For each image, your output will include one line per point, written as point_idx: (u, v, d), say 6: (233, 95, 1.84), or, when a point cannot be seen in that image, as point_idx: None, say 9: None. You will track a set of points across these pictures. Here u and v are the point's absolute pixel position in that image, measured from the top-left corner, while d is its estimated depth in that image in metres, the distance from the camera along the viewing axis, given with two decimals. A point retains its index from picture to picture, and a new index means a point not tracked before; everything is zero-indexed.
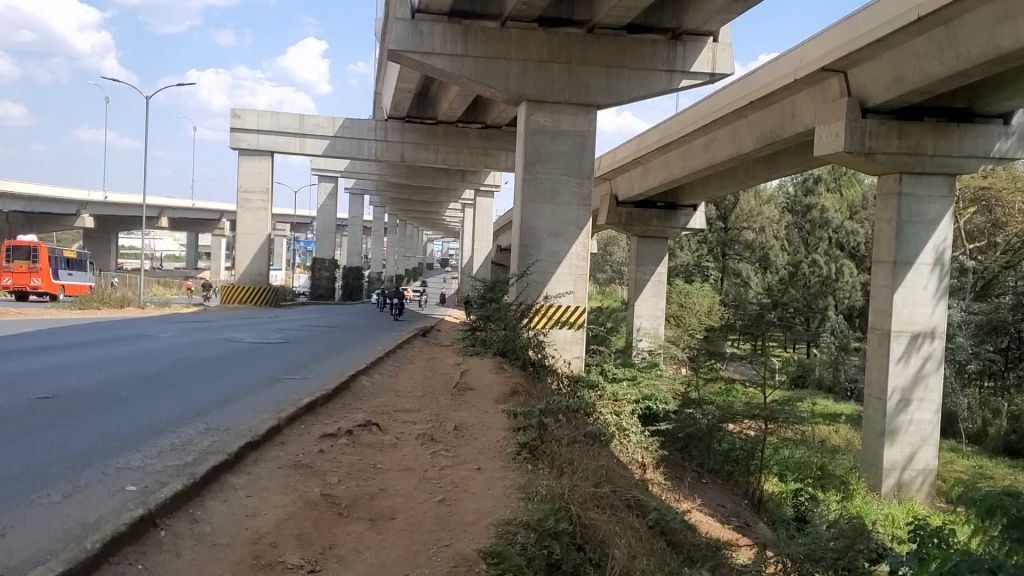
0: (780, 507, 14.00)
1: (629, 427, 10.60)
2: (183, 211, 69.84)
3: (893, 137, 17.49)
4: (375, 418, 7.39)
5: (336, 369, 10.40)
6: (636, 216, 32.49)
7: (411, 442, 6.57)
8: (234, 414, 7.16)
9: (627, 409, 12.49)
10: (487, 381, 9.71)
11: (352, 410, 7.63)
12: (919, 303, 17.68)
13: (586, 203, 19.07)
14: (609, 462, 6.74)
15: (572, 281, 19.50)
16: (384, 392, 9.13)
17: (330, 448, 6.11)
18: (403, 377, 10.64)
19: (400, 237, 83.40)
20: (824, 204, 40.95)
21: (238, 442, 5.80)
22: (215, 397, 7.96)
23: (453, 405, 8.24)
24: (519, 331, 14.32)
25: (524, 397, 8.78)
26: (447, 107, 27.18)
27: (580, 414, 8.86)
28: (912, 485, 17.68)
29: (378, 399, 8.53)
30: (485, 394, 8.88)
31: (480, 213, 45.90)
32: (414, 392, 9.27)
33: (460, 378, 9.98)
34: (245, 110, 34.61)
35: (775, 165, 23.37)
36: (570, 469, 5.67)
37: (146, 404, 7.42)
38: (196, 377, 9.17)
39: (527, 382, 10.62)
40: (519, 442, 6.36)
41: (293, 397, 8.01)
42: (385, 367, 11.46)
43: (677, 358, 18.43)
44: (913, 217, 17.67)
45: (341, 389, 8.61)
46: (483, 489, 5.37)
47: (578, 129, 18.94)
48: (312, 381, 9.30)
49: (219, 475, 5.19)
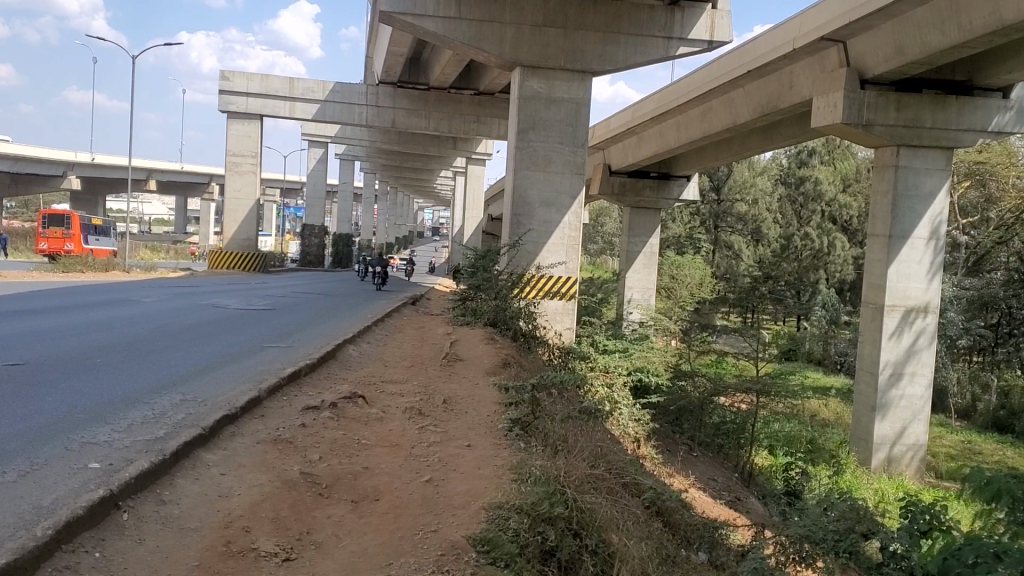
0: (770, 482, 13.89)
1: (621, 400, 10.44)
2: (172, 174, 69.18)
3: (891, 109, 17.26)
4: (361, 389, 7.19)
5: (321, 338, 10.19)
6: (629, 186, 32.20)
7: (398, 416, 6.37)
8: (212, 384, 6.94)
9: (619, 382, 12.32)
10: (478, 353, 9.51)
11: (337, 381, 7.42)
12: (913, 278, 17.51)
13: (579, 172, 18.82)
14: (603, 438, 6.56)
15: (564, 251, 19.28)
16: (372, 362, 8.93)
17: (312, 422, 5.91)
18: (392, 347, 10.43)
19: (391, 204, 82.90)
20: (817, 176, 40.50)
21: (215, 415, 5.59)
22: (194, 367, 7.75)
23: (442, 377, 8.04)
24: (510, 301, 14.11)
25: (516, 370, 8.60)
26: (440, 72, 26.80)
27: (573, 387, 8.69)
28: (902, 460, 17.63)
29: (366, 369, 8.33)
30: (476, 366, 8.69)
31: (472, 181, 45.54)
32: (403, 362, 9.06)
33: (450, 348, 9.77)
34: (234, 72, 34.20)
35: (771, 136, 23.12)
36: (564, 448, 5.50)
37: (121, 373, 7.20)
38: (176, 345, 8.95)
39: (519, 354, 10.43)
40: (510, 418, 6.18)
41: (276, 367, 7.80)
42: (373, 336, 11.25)
43: (668, 330, 18.27)
44: (910, 191, 17.47)
45: (327, 358, 8.41)
46: (472, 468, 5.18)
47: (573, 96, 18.56)
48: (296, 350, 9.09)
49: (192, 452, 4.99)
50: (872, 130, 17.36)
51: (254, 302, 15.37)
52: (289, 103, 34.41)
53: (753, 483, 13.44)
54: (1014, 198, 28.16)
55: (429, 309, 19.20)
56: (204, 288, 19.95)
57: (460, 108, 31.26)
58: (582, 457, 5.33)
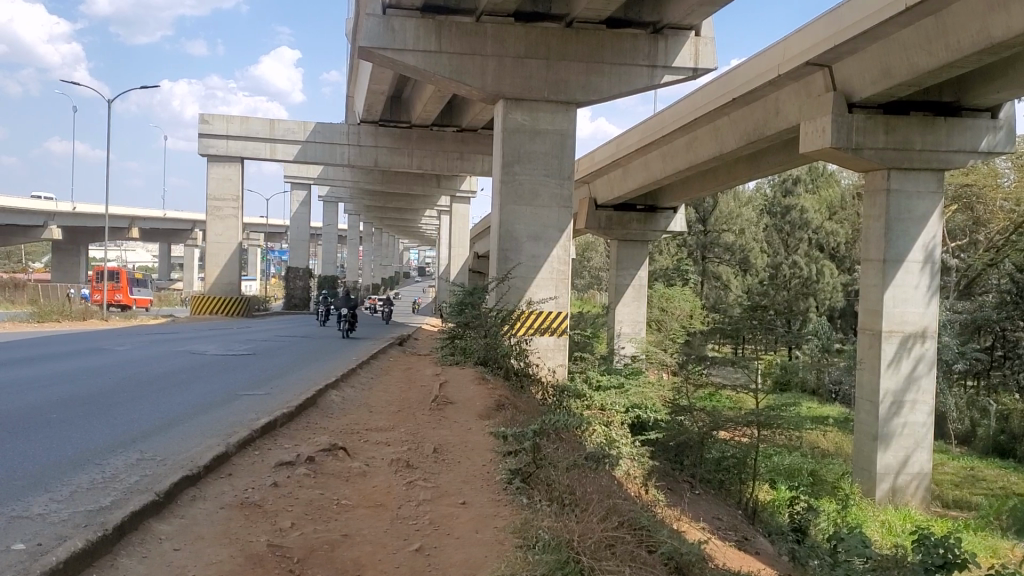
0: (775, 519, 13.41)
1: (619, 440, 10.01)
2: (154, 221, 68.72)
3: (880, 132, 16.98)
4: (344, 440, 6.71)
5: (300, 384, 9.71)
6: (615, 219, 32.03)
7: (383, 469, 5.90)
8: (175, 440, 6.46)
9: (616, 421, 11.86)
10: (470, 394, 9.04)
11: (315, 431, 6.94)
12: (910, 303, 17.17)
13: (566, 205, 18.49)
14: (610, 485, 6.10)
15: (553, 286, 18.86)
16: (356, 408, 8.45)
17: (286, 481, 5.44)
18: (378, 390, 9.97)
19: (376, 245, 82.64)
20: (803, 204, 40.41)
21: (174, 476, 5.10)
22: (158, 420, 7.27)
23: (432, 423, 7.58)
24: (500, 339, 13.67)
25: (511, 412, 8.14)
26: (422, 109, 26.62)
27: (572, 428, 8.26)
28: (907, 490, 17.17)
29: (349, 417, 7.86)
30: (468, 409, 8.22)
31: (457, 219, 45.28)
32: (389, 407, 8.60)
33: (440, 390, 9.32)
34: (214, 115, 33.79)
35: (758, 164, 22.90)
36: (570, 504, 5.04)
37: (76, 430, 6.71)
38: (143, 396, 8.47)
39: (513, 393, 9.99)
40: (510, 469, 5.72)
41: (249, 418, 7.31)
42: (358, 379, 10.80)
43: (661, 363, 17.86)
44: (902, 215, 17.17)
45: (306, 405, 7.93)
46: (468, 532, 4.71)
47: (557, 128, 18.31)
48: (272, 397, 8.61)
49: (144, 521, 4.49)
50: (861, 154, 17.04)
51: (233, 347, 14.91)
52: (269, 144, 33.94)
53: (759, 520, 12.94)
54: (1002, 220, 28.00)
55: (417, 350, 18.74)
56: (181, 334, 19.46)
57: (443, 145, 31.15)
58: (592, 512, 4.87)
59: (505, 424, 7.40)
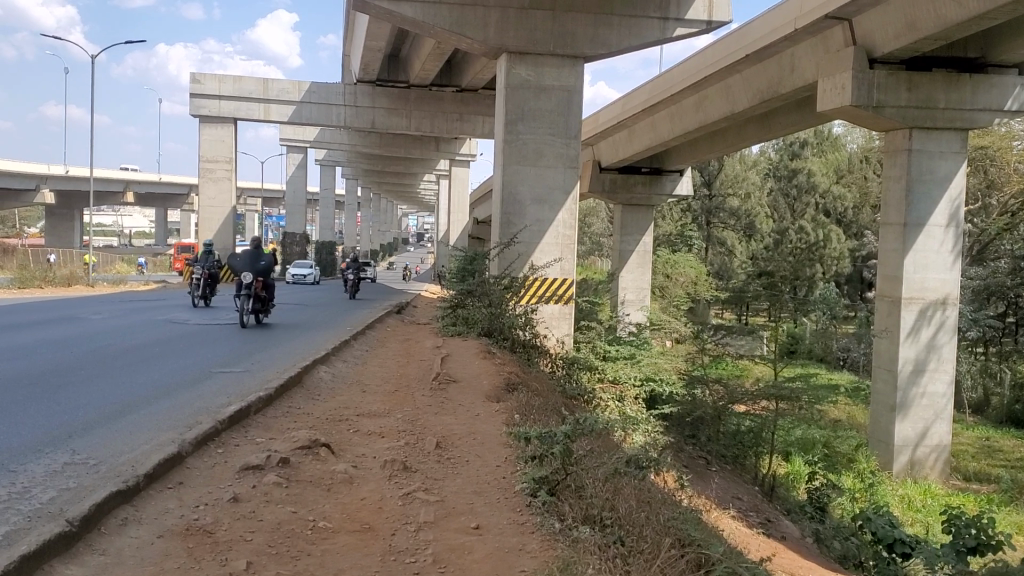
0: (792, 496, 12.79)
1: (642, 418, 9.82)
2: (149, 185, 67.73)
3: (903, 89, 16.11)
4: (330, 434, 5.92)
5: (283, 359, 8.98)
6: (620, 183, 31.19)
7: (373, 476, 5.10)
8: (122, 436, 5.68)
9: (629, 396, 11.48)
10: (475, 372, 8.27)
11: (296, 422, 6.17)
12: (932, 269, 16.41)
13: (572, 165, 17.65)
14: (653, 492, 5.25)
15: (559, 250, 18.09)
16: (346, 388, 7.70)
17: (249, 494, 4.61)
18: (372, 366, 9.25)
19: (374, 211, 81.79)
20: (811, 167, 39.68)
21: (100, 493, 4.20)
22: (109, 407, 6.50)
23: (437, 407, 6.82)
24: (506, 306, 12.90)
25: (526, 396, 7.37)
26: (419, 67, 25.71)
27: (586, 419, 7.54)
28: (925, 463, 16.59)
29: (342, 400, 7.08)
30: (475, 390, 7.43)
31: (457, 184, 44.38)
32: (385, 386, 7.86)
33: (442, 366, 8.57)
34: (205, 75, 32.97)
35: (770, 124, 22.07)
36: (620, 537, 4.25)
37: (9, 421, 5.92)
38: (102, 376, 7.70)
39: (523, 370, 9.25)
40: (535, 476, 4.92)
41: (216, 405, 6.54)
42: (351, 353, 10.04)
43: (670, 330, 17.11)
44: (924, 176, 16.33)
45: (289, 387, 7.19)
46: (482, 571, 3.84)
47: (562, 84, 17.40)
48: (250, 377, 7.85)
49: (47, 565, 3.54)
50: (882, 113, 16.18)
51: (219, 316, 14.22)
52: (263, 105, 32.98)
53: (776, 498, 12.35)
54: (1012, 185, 27.30)
55: (416, 318, 17.99)
56: (168, 300, 18.79)
57: (442, 106, 30.13)
58: (649, 555, 4.07)
59: (520, 411, 6.62)
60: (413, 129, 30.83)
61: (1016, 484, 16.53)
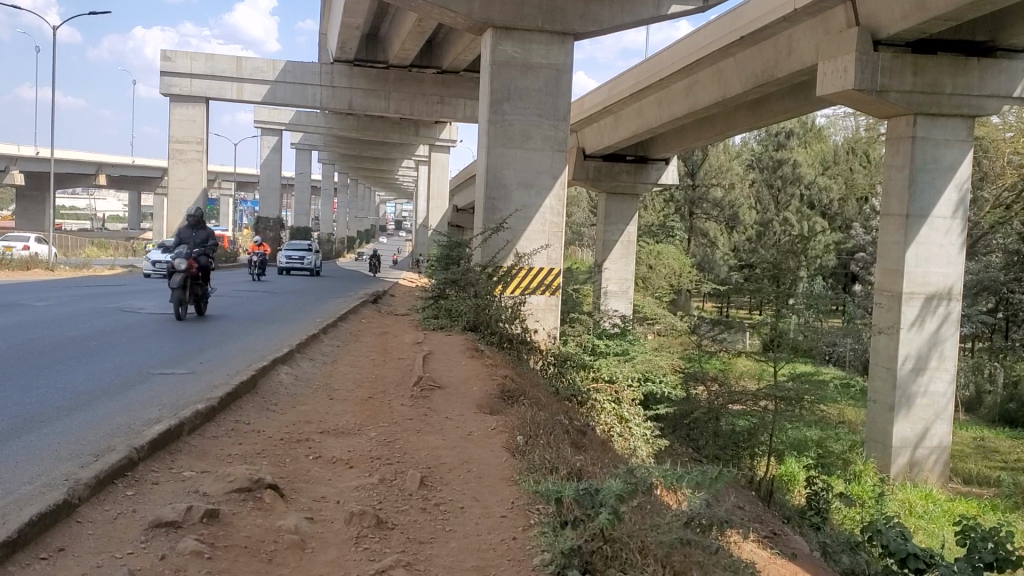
0: (791, 503, 12.05)
1: (632, 419, 10.16)
2: (122, 167, 66.12)
3: (908, 73, 15.37)
4: (287, 465, 5.02)
5: (235, 359, 8.04)
6: (604, 170, 30.32)
7: (334, 539, 4.13)
8: (10, 466, 4.69)
9: (627, 399, 10.60)
10: (463, 375, 7.41)
11: (241, 447, 5.23)
12: (934, 262, 15.72)
13: (560, 149, 16.82)
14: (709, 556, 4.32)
15: (546, 237, 17.25)
16: (308, 394, 6.82)
17: (156, 569, 3.54)
18: (343, 366, 8.37)
19: (352, 197, 80.75)
20: (797, 159, 39.14)
21: None
22: (10, 424, 5.54)
23: (421, 422, 5.97)
24: (493, 298, 12.00)
25: (527, 408, 6.53)
26: (400, 47, 24.79)
27: (591, 439, 6.73)
28: (924, 464, 15.91)
29: (308, 412, 6.21)
30: (464, 399, 6.58)
31: (436, 170, 43.37)
32: (358, 392, 6.99)
33: (425, 367, 7.69)
34: (176, 52, 31.81)
35: (762, 110, 21.34)
36: None
37: None
38: (16, 380, 6.71)
39: (514, 371, 8.41)
40: (562, 546, 3.99)
41: (137, 426, 5.56)
42: (319, 349, 9.15)
43: (661, 325, 16.30)
44: (927, 165, 15.61)
45: (239, 395, 6.27)
46: None
47: (551, 62, 16.53)
48: (192, 383, 6.93)
49: None
50: (886, 98, 15.42)
51: (169, 304, 13.09)
52: (236, 84, 31.88)
53: (775, 503, 11.72)
54: (997, 179, 26.92)
55: (392, 308, 17.06)
56: (126, 287, 17.79)
57: (423, 88, 29.16)
58: None
59: (523, 431, 5.76)
60: (392, 112, 29.82)
61: (1019, 488, 15.87)
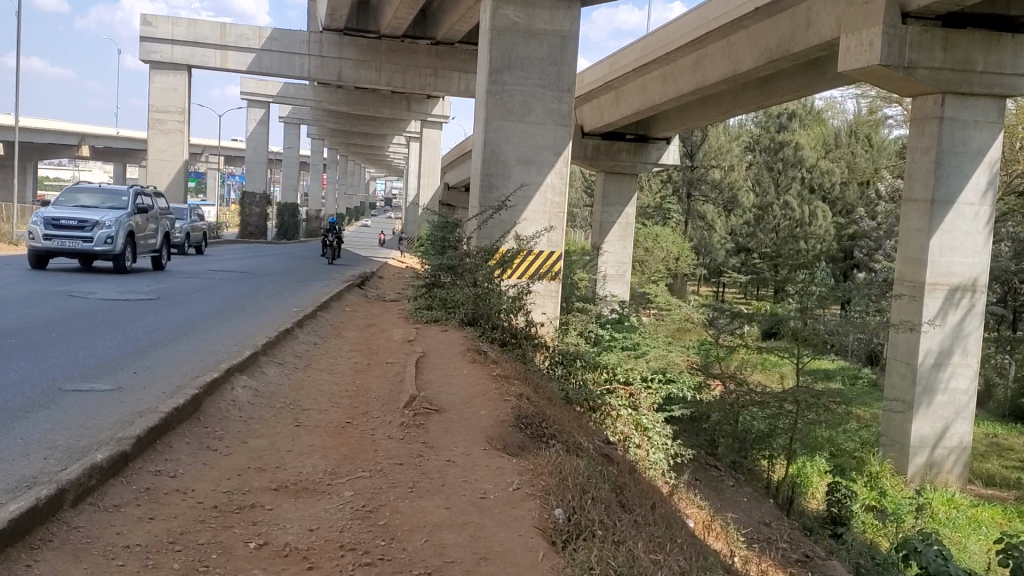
0: (810, 523, 11.01)
1: (651, 428, 9.35)
2: (106, 139, 64.67)
3: (938, 49, 14.35)
4: (215, 569, 3.53)
5: (181, 366, 6.88)
6: (603, 149, 29.17)
7: None
8: None
9: (641, 415, 9.65)
10: (468, 398, 6.23)
11: (153, 538, 3.71)
12: (959, 252, 14.71)
13: (564, 122, 15.75)
14: None
15: (547, 219, 16.14)
16: (266, 423, 5.60)
17: None
18: (320, 375, 7.30)
19: (342, 173, 79.47)
20: (799, 141, 38.13)
21: None
22: None
23: (417, 476, 4.63)
24: (493, 288, 11.02)
25: (551, 452, 5.29)
26: (392, 15, 23.58)
27: (633, 491, 5.48)
28: (943, 465, 14.96)
29: (271, 462, 4.87)
30: (472, 435, 5.34)
31: (428, 147, 42.08)
32: (335, 423, 5.78)
33: (415, 378, 6.63)
34: (157, 17, 30.57)
35: (772, 88, 20.30)
36: None
37: None
38: None
39: (524, 384, 7.34)
40: None
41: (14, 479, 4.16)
42: (293, 350, 8.10)
43: (666, 320, 15.34)
44: (956, 147, 14.57)
45: (174, 423, 5.10)
46: None
47: (556, 29, 15.44)
48: (114, 400, 5.73)
49: None
50: (914, 75, 14.36)
51: (127, 287, 11.94)
52: (219, 52, 30.66)
53: (794, 512, 11.16)
54: (1006, 166, 25.87)
55: (379, 294, 15.96)
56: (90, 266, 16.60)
57: (415, 59, 28.20)
58: None
59: (557, 497, 4.32)
60: (383, 84, 28.71)
61: None
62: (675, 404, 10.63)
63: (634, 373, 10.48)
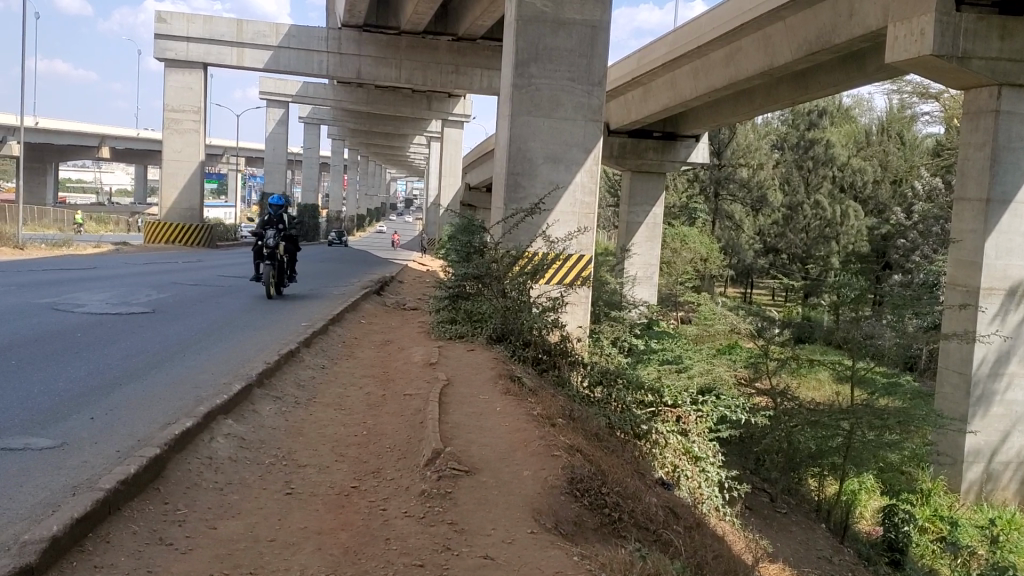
0: (866, 551, 10.20)
1: (700, 482, 8.73)
2: (128, 140, 64.23)
3: (994, 38, 13.43)
4: None
5: (148, 412, 6.03)
6: (630, 147, 28.43)
7: None
8: None
9: (690, 452, 8.97)
10: (505, 449, 5.45)
11: None
12: (1017, 254, 13.76)
13: (595, 118, 14.95)
14: None
15: (576, 220, 15.40)
16: (242, 496, 4.73)
17: None
18: (325, 412, 6.50)
19: (364, 174, 78.96)
20: (830, 138, 37.05)
21: None
22: None
23: None
24: (524, 297, 10.26)
25: (608, 535, 4.51)
26: (412, 11, 22.84)
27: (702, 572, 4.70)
28: (1001, 478, 14.04)
29: (245, 563, 3.89)
30: (512, 508, 4.54)
31: (449, 147, 41.24)
32: (339, 488, 4.97)
33: (442, 420, 5.88)
34: (172, 14, 29.87)
35: (809, 82, 19.43)
36: None
37: None
38: None
39: (567, 423, 6.60)
40: None
41: None
42: (298, 379, 7.32)
43: (702, 329, 14.53)
44: (1014, 142, 13.61)
45: (113, 504, 4.19)
46: None
47: (586, 19, 14.56)
48: (50, 465, 4.83)
49: None
50: (969, 66, 13.42)
51: (120, 299, 11.06)
52: (235, 49, 30.09)
53: (848, 539, 10.38)
54: None
55: (398, 301, 15.16)
56: (93, 273, 15.77)
57: (436, 56, 27.68)
58: None
59: None
60: (402, 81, 28.15)
61: None
62: (723, 425, 9.91)
63: (683, 396, 9.68)
